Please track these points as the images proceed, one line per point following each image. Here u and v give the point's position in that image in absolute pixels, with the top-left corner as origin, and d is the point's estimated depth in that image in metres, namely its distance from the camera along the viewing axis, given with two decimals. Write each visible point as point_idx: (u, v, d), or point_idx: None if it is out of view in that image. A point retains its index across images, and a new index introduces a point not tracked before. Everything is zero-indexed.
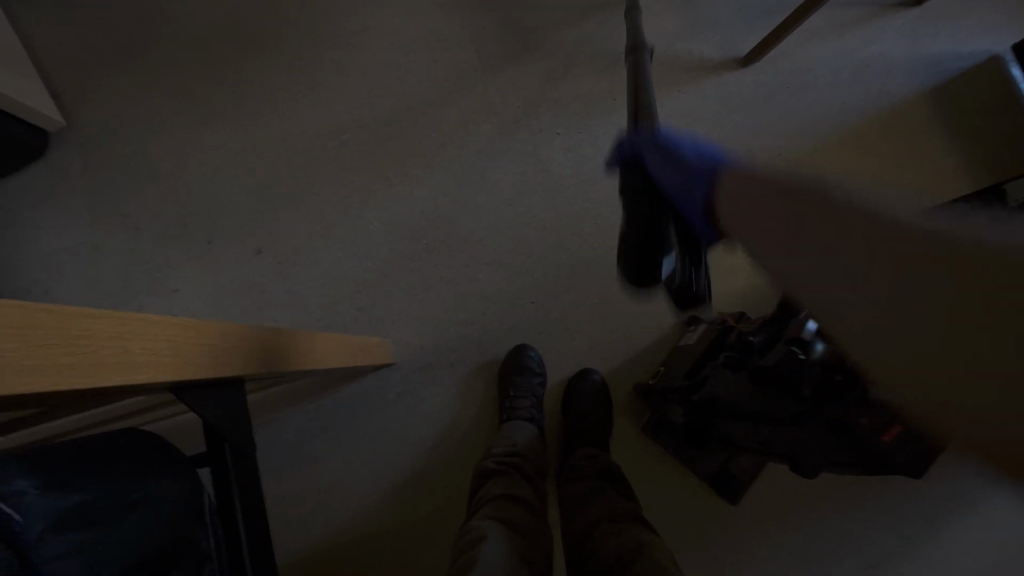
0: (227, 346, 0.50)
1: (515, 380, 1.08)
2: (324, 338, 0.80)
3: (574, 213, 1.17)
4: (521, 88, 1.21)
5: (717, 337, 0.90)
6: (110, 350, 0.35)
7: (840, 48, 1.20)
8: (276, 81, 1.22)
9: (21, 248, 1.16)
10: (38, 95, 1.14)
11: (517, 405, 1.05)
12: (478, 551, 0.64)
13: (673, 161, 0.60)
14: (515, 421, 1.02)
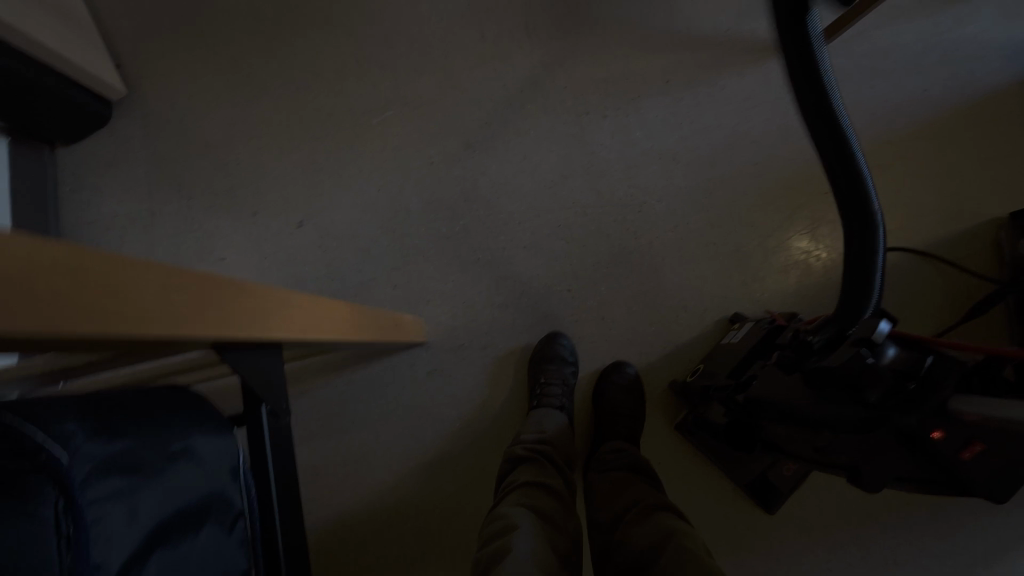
0: (264, 314, 0.50)
1: (546, 366, 1.06)
2: (363, 312, 0.80)
3: (615, 200, 1.13)
4: (569, 67, 1.17)
5: (765, 334, 0.85)
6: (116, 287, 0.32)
7: (928, 28, 1.08)
8: (323, 53, 1.22)
9: (85, 210, 1.23)
10: (104, 66, 1.19)
11: (548, 393, 1.03)
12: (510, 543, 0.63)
13: None
14: (544, 408, 1.00)
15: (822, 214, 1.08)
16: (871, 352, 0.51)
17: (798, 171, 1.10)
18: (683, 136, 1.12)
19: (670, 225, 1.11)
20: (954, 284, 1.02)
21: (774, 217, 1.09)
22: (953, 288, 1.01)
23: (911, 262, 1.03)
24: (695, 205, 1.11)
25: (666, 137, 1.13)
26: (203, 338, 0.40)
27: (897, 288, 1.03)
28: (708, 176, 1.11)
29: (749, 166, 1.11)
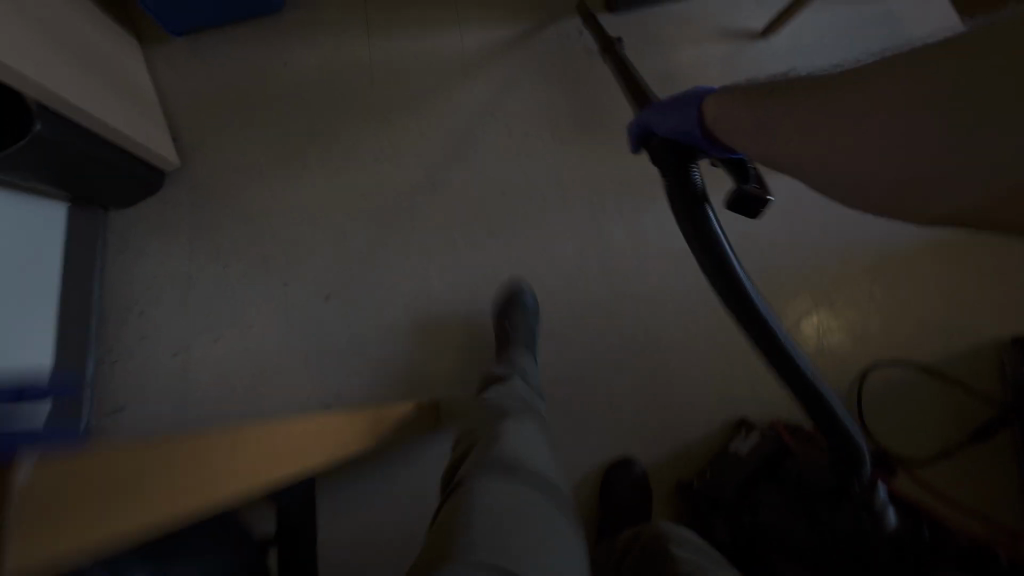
0: (218, 465, 0.51)
1: (511, 312, 1.13)
2: (375, 416, 0.87)
3: (629, 295, 1.19)
4: (590, 167, 1.25)
5: (770, 448, 0.96)
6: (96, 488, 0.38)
7: None
8: (365, 140, 1.34)
9: (128, 269, 1.30)
10: (162, 141, 1.30)
11: (513, 333, 1.10)
12: (488, 461, 0.73)
13: (673, 112, 0.77)
14: (514, 350, 1.07)
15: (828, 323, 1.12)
16: (873, 514, 0.72)
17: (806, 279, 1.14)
18: None
19: (680, 322, 1.18)
20: (959, 402, 1.04)
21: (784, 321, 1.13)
22: (957, 406, 1.04)
23: (916, 378, 1.06)
24: (705, 306, 1.18)
25: (678, 238, 1.20)
26: (135, 529, 0.41)
27: (905, 403, 1.05)
28: None
29: None
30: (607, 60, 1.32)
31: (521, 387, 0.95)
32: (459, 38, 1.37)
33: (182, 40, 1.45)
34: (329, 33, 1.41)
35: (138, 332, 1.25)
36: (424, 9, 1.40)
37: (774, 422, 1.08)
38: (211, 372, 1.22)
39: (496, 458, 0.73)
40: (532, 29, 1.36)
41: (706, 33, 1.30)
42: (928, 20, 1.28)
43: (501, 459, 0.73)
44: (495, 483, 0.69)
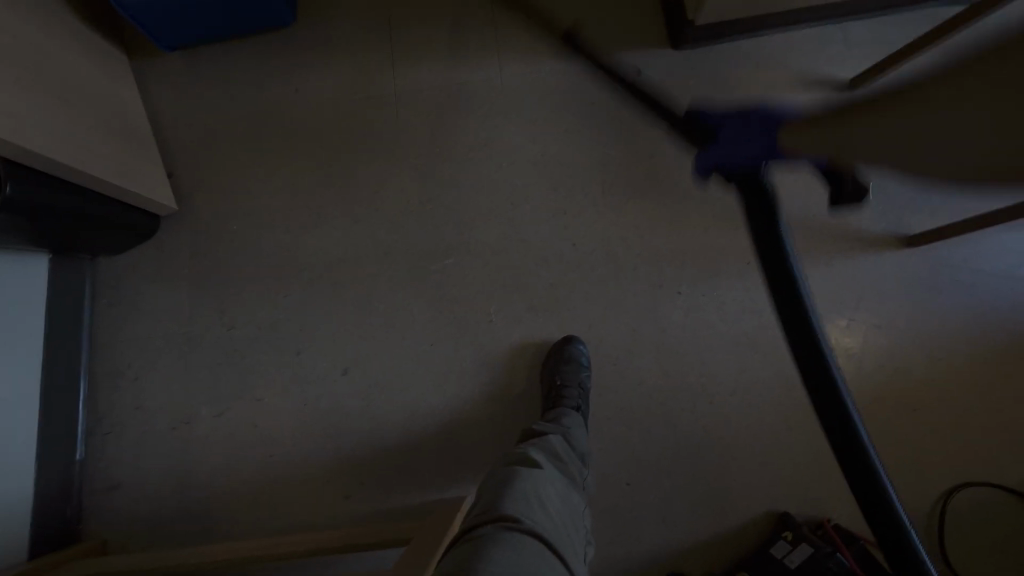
0: None
1: (562, 368, 1.02)
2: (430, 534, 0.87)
3: (685, 385, 1.06)
4: (645, 235, 1.10)
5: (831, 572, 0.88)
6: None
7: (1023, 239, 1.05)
8: (388, 187, 1.18)
9: (120, 328, 1.18)
10: (158, 185, 1.15)
11: (563, 393, 0.98)
12: (498, 508, 0.63)
13: (735, 144, 0.49)
14: (564, 409, 0.94)
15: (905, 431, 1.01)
16: None
17: (883, 379, 1.02)
18: (763, 325, 1.06)
19: (743, 420, 1.04)
20: None
21: None
22: None
23: (997, 502, 0.97)
24: (774, 401, 1.04)
25: (744, 323, 1.07)
26: None
27: (983, 529, 0.97)
28: (787, 371, 1.05)
29: None
30: (670, 105, 1.15)
31: (558, 446, 0.82)
32: (498, 70, 1.19)
33: (177, 54, 1.25)
34: (348, 57, 1.23)
35: (132, 402, 1.15)
36: (458, 33, 1.21)
37: (823, 523, 0.99)
38: (215, 450, 1.12)
39: (506, 507, 0.63)
40: (584, 63, 1.18)
41: (785, 80, 1.13)
42: None
43: (508, 505, 0.63)
44: (513, 538, 0.60)
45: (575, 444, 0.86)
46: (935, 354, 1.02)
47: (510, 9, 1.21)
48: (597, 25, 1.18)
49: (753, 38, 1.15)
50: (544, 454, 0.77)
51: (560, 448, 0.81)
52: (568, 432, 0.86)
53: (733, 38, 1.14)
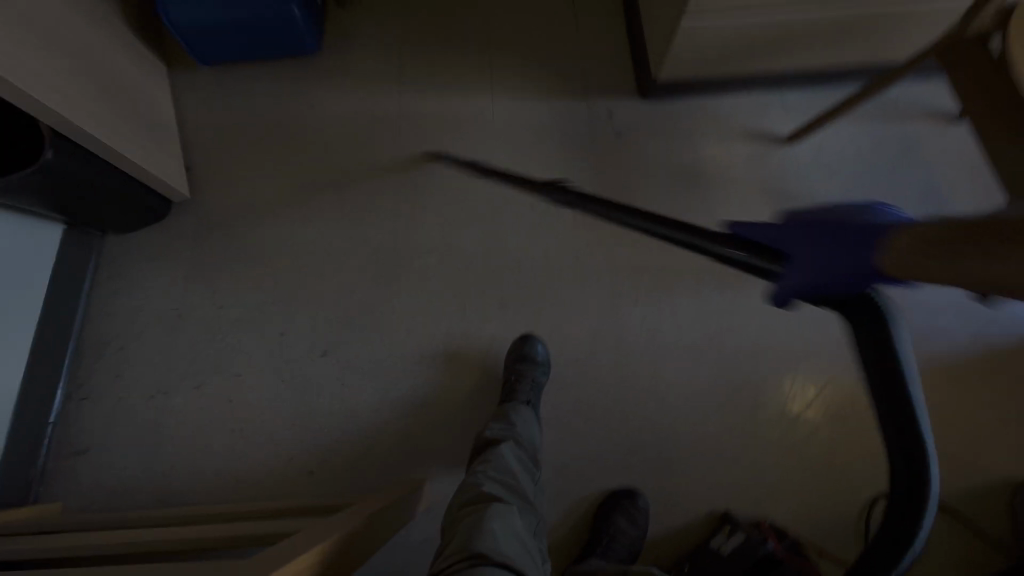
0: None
1: (519, 366, 1.11)
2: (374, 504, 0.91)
3: (638, 387, 1.15)
4: (608, 248, 1.24)
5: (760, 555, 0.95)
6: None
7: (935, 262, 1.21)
8: (384, 193, 1.31)
9: (115, 301, 1.25)
10: (175, 173, 1.27)
11: (517, 388, 1.07)
12: (472, 547, 0.67)
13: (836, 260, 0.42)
14: (516, 404, 1.03)
15: (834, 439, 1.10)
16: None
17: (813, 389, 1.13)
18: (711, 336, 1.17)
19: (691, 423, 1.12)
20: (956, 540, 1.04)
21: (791, 431, 1.11)
22: (954, 544, 1.04)
23: None
24: (719, 407, 1.13)
25: (693, 335, 1.18)
26: None
27: None
28: (732, 379, 1.14)
29: (772, 376, 1.14)
30: (636, 145, 1.33)
31: (509, 457, 0.89)
32: (490, 105, 1.38)
33: (210, 68, 1.43)
34: (362, 83, 1.41)
35: (114, 371, 1.20)
36: (458, 72, 1.41)
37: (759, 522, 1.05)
38: (187, 422, 1.16)
39: (479, 545, 0.67)
40: (564, 105, 1.37)
41: (734, 132, 1.33)
42: (954, 145, 1.29)
43: (483, 544, 0.67)
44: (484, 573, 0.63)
45: (524, 441, 0.95)
46: (861, 370, 1.13)
47: (504, 57, 1.42)
48: (577, 75, 1.39)
49: (708, 96, 1.35)
50: (497, 470, 0.84)
51: (512, 461, 0.88)
52: (518, 436, 0.94)
53: (690, 93, 1.35)
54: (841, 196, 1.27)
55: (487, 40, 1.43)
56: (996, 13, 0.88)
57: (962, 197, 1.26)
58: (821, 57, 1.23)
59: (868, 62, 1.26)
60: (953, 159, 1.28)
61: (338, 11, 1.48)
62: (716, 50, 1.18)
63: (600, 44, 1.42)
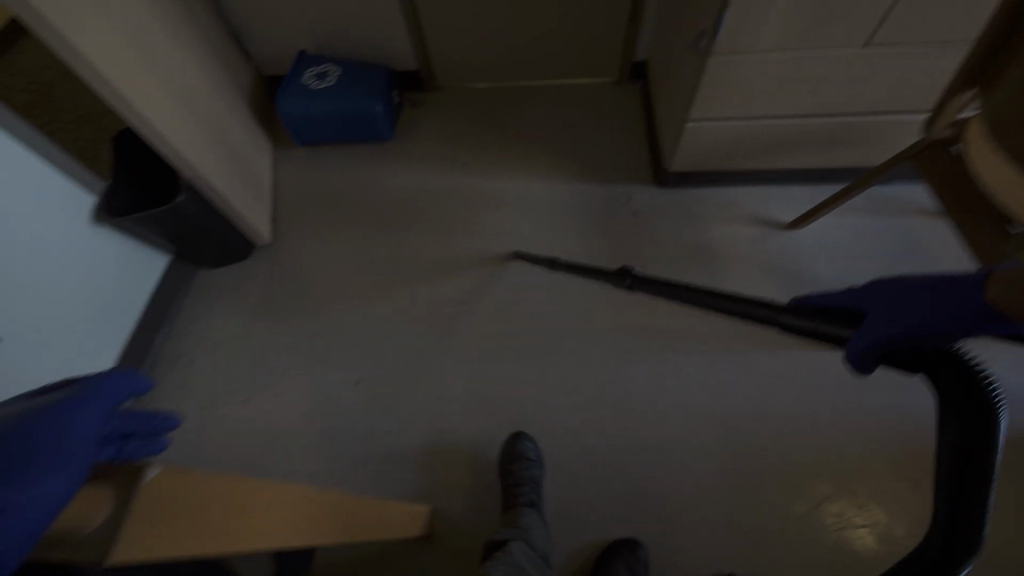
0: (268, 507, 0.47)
1: (513, 469, 1.11)
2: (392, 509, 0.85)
3: (642, 439, 1.19)
4: (621, 310, 1.37)
5: None
6: (117, 480, 0.32)
7: None
8: (427, 250, 1.54)
9: (192, 322, 1.46)
10: (262, 224, 1.55)
11: (518, 492, 1.08)
12: None
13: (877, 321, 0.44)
14: (522, 509, 1.05)
15: (844, 513, 1.08)
16: None
17: (821, 459, 1.14)
18: (717, 397, 1.23)
19: (694, 480, 1.14)
20: None
21: (799, 501, 1.10)
22: None
23: None
24: (722, 466, 1.15)
25: (698, 393, 1.24)
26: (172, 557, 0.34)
27: None
28: (737, 441, 1.17)
29: (777, 441, 1.16)
30: (649, 223, 1.51)
31: (522, 556, 0.90)
32: (525, 185, 1.63)
33: (304, 148, 1.78)
34: (421, 163, 1.71)
35: (178, 381, 1.37)
36: (501, 159, 1.69)
37: None
38: (229, 431, 1.30)
39: None
40: (588, 188, 1.60)
41: (740, 217, 1.49)
42: (950, 239, 1.39)
43: None
44: None
45: (535, 546, 0.96)
46: (867, 444, 1.14)
47: (540, 149, 1.70)
48: (601, 166, 1.64)
49: (715, 187, 1.54)
50: (511, 564, 0.87)
51: (526, 559, 0.89)
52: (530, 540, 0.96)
53: (700, 185, 1.55)
54: (843, 278, 1.36)
55: (527, 136, 1.73)
56: (952, 123, 1.04)
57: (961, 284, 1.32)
58: (814, 158, 1.41)
59: (859, 165, 1.43)
60: (950, 252, 1.37)
61: (410, 110, 1.85)
62: (718, 149, 1.40)
63: (622, 142, 1.68)
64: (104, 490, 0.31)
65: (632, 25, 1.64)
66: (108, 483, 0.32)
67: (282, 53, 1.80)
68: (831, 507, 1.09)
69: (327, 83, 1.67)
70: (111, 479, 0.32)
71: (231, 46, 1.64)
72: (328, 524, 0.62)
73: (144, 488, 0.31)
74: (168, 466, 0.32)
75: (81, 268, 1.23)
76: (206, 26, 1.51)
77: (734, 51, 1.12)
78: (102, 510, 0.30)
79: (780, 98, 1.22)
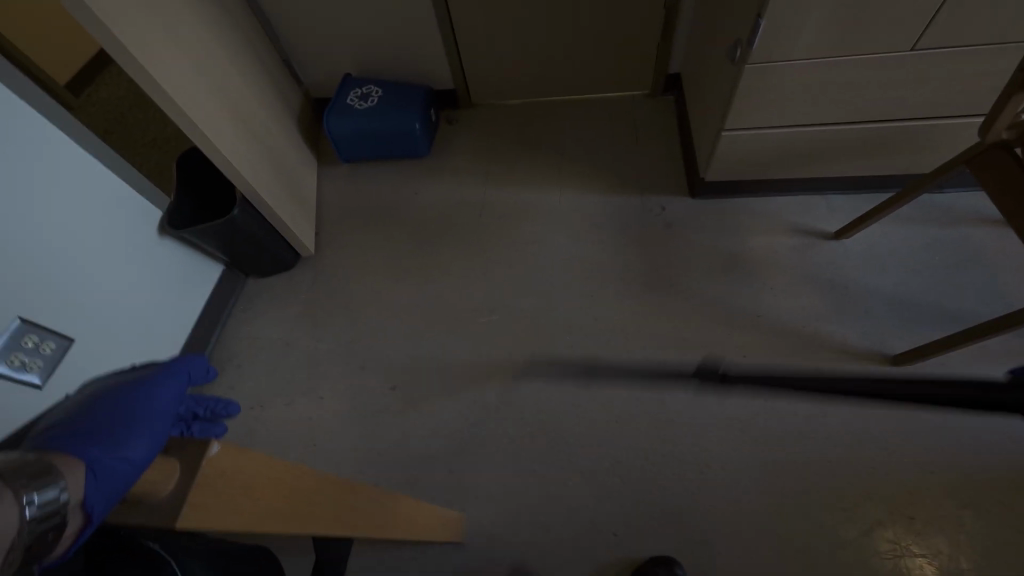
0: (314, 494, 0.50)
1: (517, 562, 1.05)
2: (431, 513, 0.87)
3: (677, 453, 1.16)
4: (656, 321, 1.36)
5: None
6: (184, 452, 0.34)
7: (1001, 350, 1.17)
8: (461, 261, 1.57)
9: (243, 328, 1.55)
10: (308, 236, 1.64)
11: None
12: None
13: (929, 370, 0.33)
14: None
15: (900, 540, 1.01)
16: None
17: (873, 482, 1.07)
18: (757, 411, 1.18)
19: (734, 498, 1.10)
20: None
21: (850, 525, 1.04)
22: None
23: None
24: (763, 485, 1.10)
25: (736, 409, 1.20)
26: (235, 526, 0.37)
27: None
28: (781, 457, 1.12)
29: (824, 460, 1.11)
30: (684, 234, 1.49)
31: None
32: (557, 197, 1.65)
33: (347, 164, 1.88)
34: (456, 177, 1.77)
35: (228, 383, 1.45)
36: (534, 172, 1.72)
37: None
38: (272, 433, 1.35)
39: None
40: (621, 199, 1.60)
41: (780, 227, 1.44)
42: (1016, 248, 1.29)
43: None
44: None
45: None
46: (925, 467, 1.07)
47: (573, 162, 1.72)
48: (635, 177, 1.64)
49: (753, 196, 1.51)
50: None
51: None
52: None
53: (736, 194, 1.52)
54: (894, 291, 1.29)
55: (560, 149, 1.76)
56: (1011, 126, 0.99)
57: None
58: (859, 167, 1.36)
59: (909, 171, 1.36)
60: (1016, 261, 1.28)
61: (447, 126, 1.91)
62: (757, 158, 1.37)
63: (655, 153, 1.68)
64: (174, 461, 0.34)
65: (664, 39, 1.65)
66: (178, 455, 0.34)
67: (328, 77, 1.92)
68: (885, 533, 1.02)
69: (369, 102, 1.76)
70: (179, 451, 0.34)
71: (282, 72, 1.76)
72: (364, 518, 0.64)
73: (208, 461, 0.33)
74: (229, 442, 0.35)
75: (146, 273, 1.33)
76: (261, 54, 1.63)
77: (770, 59, 1.11)
78: (173, 479, 0.33)
79: (821, 105, 1.19)
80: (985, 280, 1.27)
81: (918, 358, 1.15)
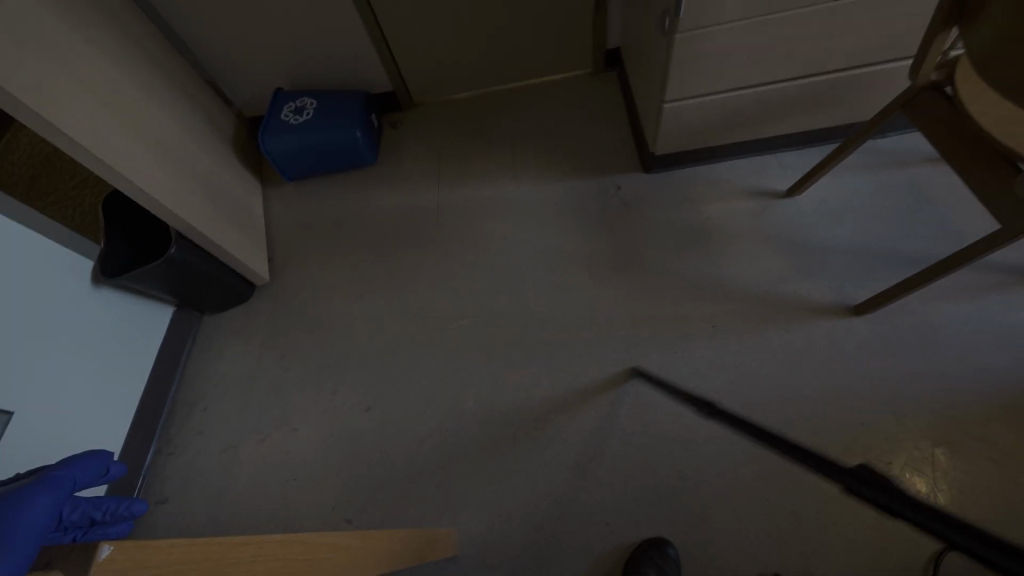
0: (261, 558, 0.47)
1: None
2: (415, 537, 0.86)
3: (660, 432, 1.17)
4: (625, 302, 1.35)
5: None
6: (72, 557, 0.32)
7: (956, 286, 1.20)
8: (422, 268, 1.53)
9: (204, 369, 1.48)
10: (259, 263, 1.57)
11: None
12: None
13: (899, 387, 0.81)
14: None
15: None
16: None
17: (851, 433, 1.09)
18: (732, 380, 1.19)
19: (720, 469, 1.10)
20: None
21: (831, 478, 1.06)
22: None
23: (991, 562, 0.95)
24: (746, 451, 1.11)
25: (712, 380, 1.20)
26: None
27: None
28: (759, 422, 1.13)
29: (801, 419, 1.12)
30: (643, 211, 1.48)
31: None
32: (513, 189, 1.61)
33: (293, 183, 1.80)
34: (408, 182, 1.71)
35: (197, 429, 1.39)
36: (485, 167, 1.68)
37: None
38: (249, 472, 1.30)
39: None
40: (576, 184, 1.58)
41: (735, 192, 1.44)
42: (959, 183, 1.32)
43: None
44: None
45: None
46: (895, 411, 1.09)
47: (524, 151, 1.68)
48: (587, 159, 1.62)
49: (705, 165, 1.50)
50: None
51: None
52: None
53: (688, 165, 1.51)
54: (851, 242, 1.31)
55: (509, 140, 1.72)
56: (936, 67, 0.99)
57: (976, 227, 1.26)
58: (803, 122, 1.36)
59: (851, 121, 1.37)
60: (959, 197, 1.30)
61: (392, 130, 1.85)
62: (704, 126, 1.36)
63: (605, 132, 1.66)
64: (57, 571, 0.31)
65: (599, 14, 1.62)
66: (64, 562, 0.31)
67: (260, 94, 1.83)
68: None
69: (305, 116, 1.68)
70: (66, 558, 0.32)
71: (209, 95, 1.67)
72: (335, 562, 0.61)
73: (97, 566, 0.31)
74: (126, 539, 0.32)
75: (91, 329, 1.26)
76: (181, 79, 1.54)
77: (700, 25, 1.09)
78: None
79: (756, 65, 1.18)
80: (933, 218, 1.29)
81: (878, 307, 1.17)
